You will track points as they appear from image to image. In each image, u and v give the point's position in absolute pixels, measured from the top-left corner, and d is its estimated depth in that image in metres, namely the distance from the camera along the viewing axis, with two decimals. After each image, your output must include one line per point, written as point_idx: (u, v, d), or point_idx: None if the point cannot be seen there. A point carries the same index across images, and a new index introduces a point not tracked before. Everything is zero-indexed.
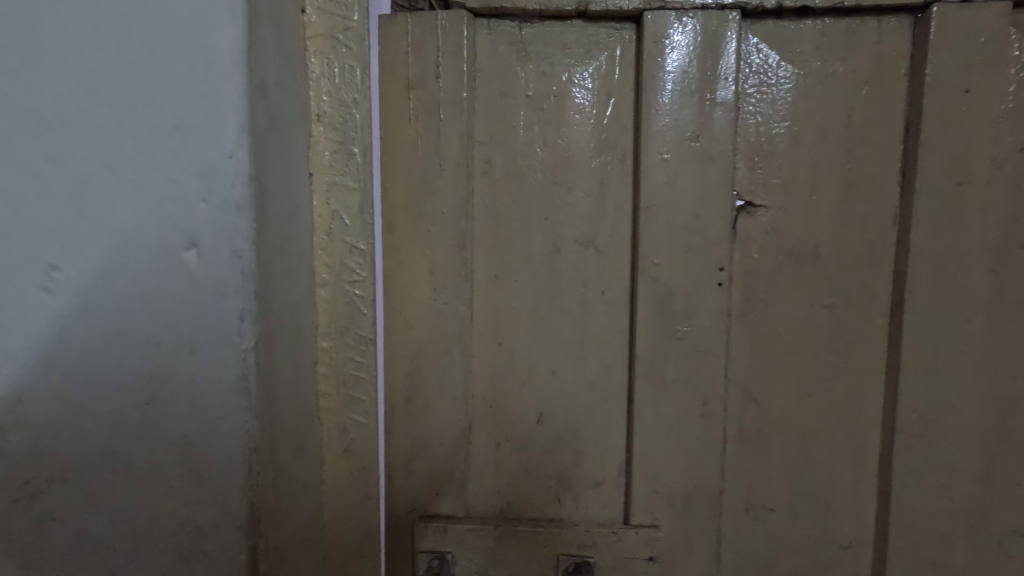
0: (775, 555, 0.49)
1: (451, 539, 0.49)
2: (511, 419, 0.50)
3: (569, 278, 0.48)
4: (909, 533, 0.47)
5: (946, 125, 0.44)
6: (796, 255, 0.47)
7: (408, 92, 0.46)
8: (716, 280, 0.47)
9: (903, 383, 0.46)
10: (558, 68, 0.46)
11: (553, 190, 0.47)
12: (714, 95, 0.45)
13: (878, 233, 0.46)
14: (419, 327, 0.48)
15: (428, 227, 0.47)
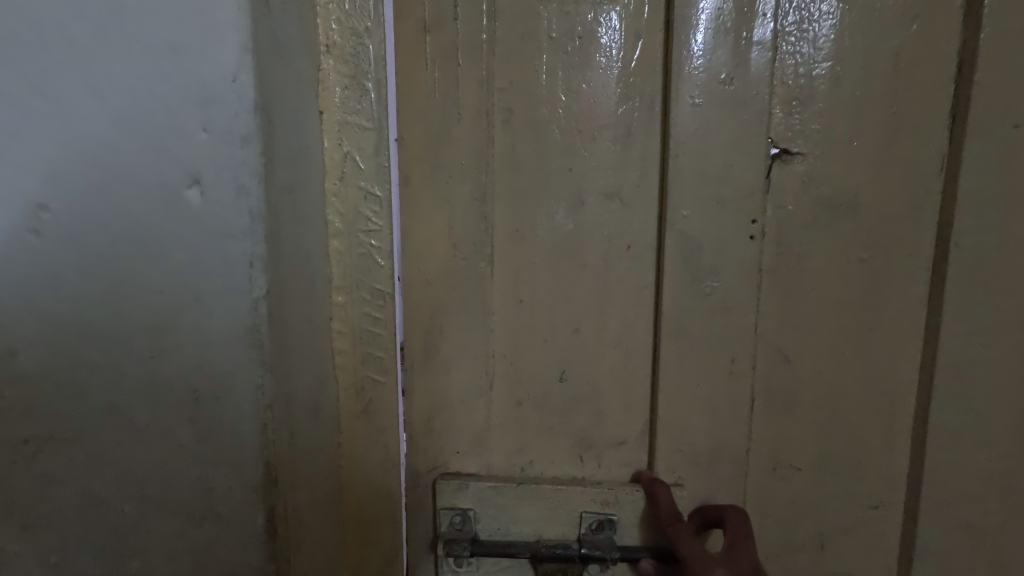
0: (802, 516, 0.48)
1: (472, 496, 0.48)
2: (533, 377, 0.49)
3: (593, 233, 0.46)
4: (941, 493, 0.46)
5: (1004, 62, 0.40)
6: (833, 206, 0.45)
7: (425, 37, 0.44)
8: (748, 234, 0.45)
9: (941, 339, 0.44)
10: (583, 7, 0.43)
11: (577, 139, 0.45)
12: (750, 34, 0.42)
13: (922, 182, 0.43)
14: (441, 283, 0.47)
15: (447, 178, 0.46)
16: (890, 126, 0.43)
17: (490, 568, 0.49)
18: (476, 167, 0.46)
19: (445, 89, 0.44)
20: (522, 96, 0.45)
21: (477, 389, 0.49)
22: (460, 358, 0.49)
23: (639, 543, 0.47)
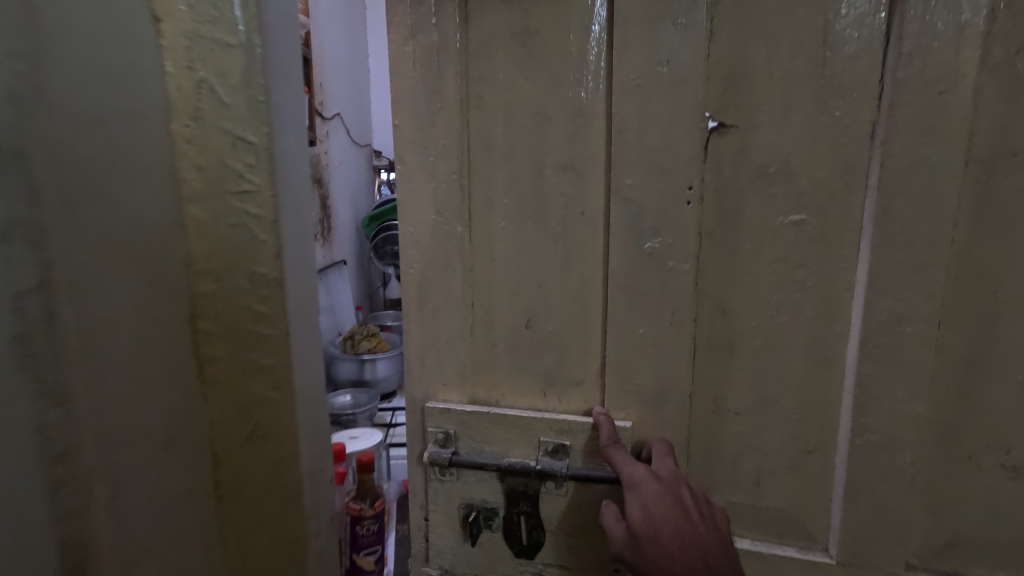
0: (739, 455, 0.54)
1: (452, 419, 0.59)
2: (504, 324, 0.58)
3: (552, 200, 0.54)
4: (872, 441, 0.49)
5: (928, 31, 0.43)
6: (766, 173, 0.49)
7: (410, 39, 0.54)
8: (686, 199, 0.50)
9: (871, 296, 0.47)
10: (539, 6, 0.51)
11: (536, 120, 0.53)
12: (682, 18, 0.47)
13: (852, 147, 0.46)
14: (424, 243, 0.57)
15: (432, 156, 0.56)
16: (819, 97, 0.46)
17: (467, 481, 0.59)
18: (454, 146, 0.55)
19: (427, 82, 0.54)
20: (490, 85, 0.53)
21: (456, 332, 0.59)
22: (440, 308, 0.58)
23: (587, 466, 0.56)
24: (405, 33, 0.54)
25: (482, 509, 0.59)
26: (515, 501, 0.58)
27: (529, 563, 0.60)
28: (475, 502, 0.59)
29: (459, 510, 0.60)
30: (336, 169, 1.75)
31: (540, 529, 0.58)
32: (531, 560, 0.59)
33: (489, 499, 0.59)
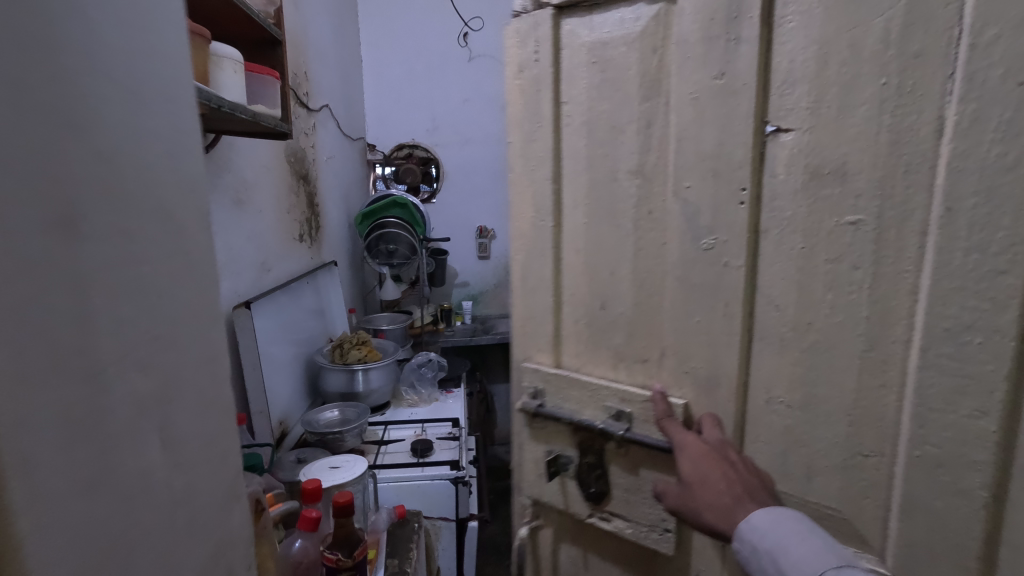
0: (791, 449, 0.55)
1: (541, 378, 0.73)
2: (584, 303, 0.69)
3: (622, 201, 0.63)
4: (929, 454, 0.46)
5: (1006, 16, 0.39)
6: (818, 173, 0.50)
7: (518, 75, 0.68)
8: (739, 200, 0.54)
9: (931, 302, 0.45)
10: (616, 38, 0.60)
11: (612, 134, 0.62)
12: (736, 34, 0.51)
13: (915, 144, 0.45)
14: (524, 236, 0.72)
15: (533, 167, 0.69)
16: (879, 95, 0.46)
17: (550, 430, 0.73)
18: (549, 157, 0.67)
19: (530, 108, 0.68)
20: (576, 107, 0.65)
21: (547, 309, 0.72)
22: (535, 288, 0.73)
23: (643, 434, 0.64)
24: (515, 71, 0.68)
25: (560, 455, 0.72)
26: (584, 453, 0.70)
27: (594, 509, 0.71)
28: (554, 449, 0.73)
29: (543, 453, 0.74)
30: (324, 164, 2.01)
31: (605, 479, 0.69)
32: (596, 506, 0.70)
33: (565, 448, 0.72)
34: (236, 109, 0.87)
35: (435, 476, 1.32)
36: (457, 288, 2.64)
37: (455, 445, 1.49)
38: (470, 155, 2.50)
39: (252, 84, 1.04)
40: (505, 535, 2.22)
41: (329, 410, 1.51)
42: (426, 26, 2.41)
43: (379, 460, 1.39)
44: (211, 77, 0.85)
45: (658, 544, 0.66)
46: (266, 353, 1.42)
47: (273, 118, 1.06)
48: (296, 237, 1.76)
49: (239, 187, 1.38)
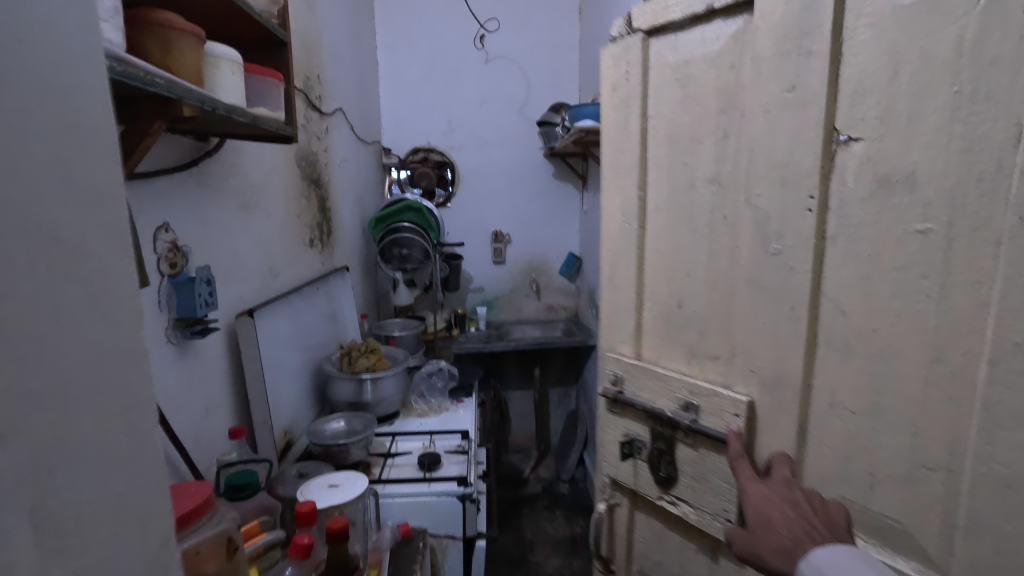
0: (852, 454, 0.55)
1: (620, 366, 0.80)
2: (660, 300, 0.75)
3: (700, 204, 0.68)
4: (997, 473, 0.44)
5: None
6: (889, 181, 0.50)
7: (612, 92, 0.77)
8: (807, 206, 0.56)
9: (1002, 313, 0.43)
10: (698, 55, 0.66)
11: (690, 143, 0.68)
12: (808, 48, 0.54)
13: (990, 150, 0.43)
14: (613, 237, 0.81)
15: (622, 174, 0.77)
16: (951, 103, 0.45)
17: (628, 416, 0.80)
18: (634, 166, 0.75)
19: (621, 119, 0.76)
20: (660, 119, 0.71)
21: (630, 304, 0.80)
22: (619, 284, 0.81)
23: (709, 425, 0.68)
24: (608, 88, 0.78)
25: (635, 439, 0.79)
26: (655, 438, 0.75)
27: (661, 492, 0.76)
28: (629, 432, 0.79)
29: (620, 436, 0.81)
30: (336, 168, 1.99)
31: (672, 465, 0.74)
32: (664, 490, 0.76)
33: (639, 433, 0.78)
34: (233, 112, 0.78)
35: (441, 493, 1.30)
36: (472, 293, 2.64)
37: (463, 460, 1.48)
38: (486, 160, 2.51)
39: (253, 86, 0.97)
40: (517, 545, 2.20)
41: (335, 421, 1.46)
42: (442, 30, 2.43)
43: (385, 475, 1.39)
44: (206, 78, 0.77)
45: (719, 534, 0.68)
46: (272, 359, 1.37)
47: (278, 121, 1.01)
48: (304, 243, 1.72)
49: (246, 190, 1.33)
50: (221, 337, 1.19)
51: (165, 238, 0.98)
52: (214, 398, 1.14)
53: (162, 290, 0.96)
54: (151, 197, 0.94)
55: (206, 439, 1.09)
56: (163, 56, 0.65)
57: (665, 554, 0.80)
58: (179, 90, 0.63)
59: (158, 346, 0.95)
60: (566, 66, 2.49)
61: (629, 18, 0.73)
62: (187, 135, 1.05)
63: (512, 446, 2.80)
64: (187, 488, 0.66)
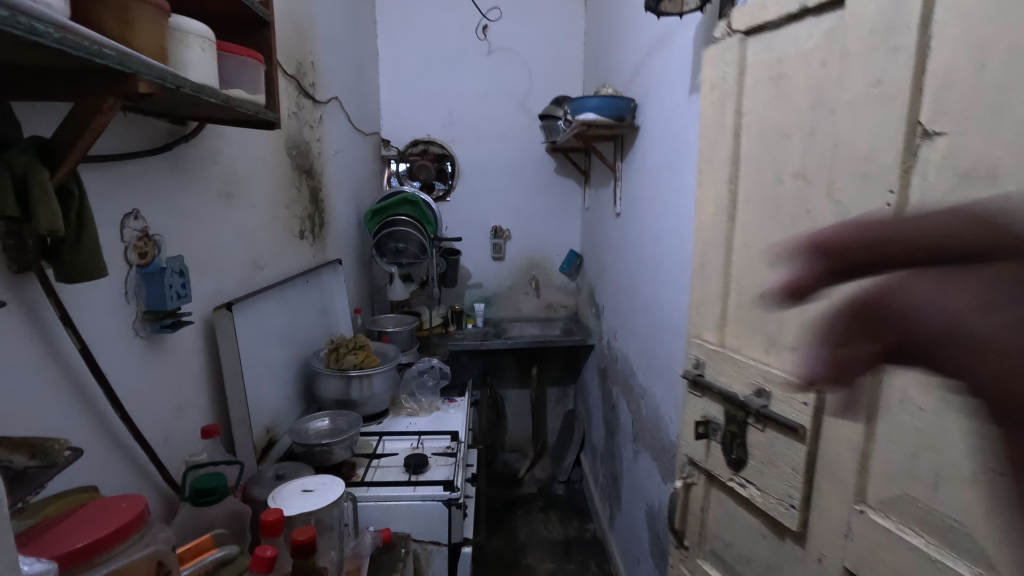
0: (920, 451, 0.49)
1: (700, 352, 0.84)
2: (746, 287, 0.74)
3: (790, 198, 0.67)
4: None
5: None
6: (970, 175, 0.47)
7: (712, 92, 0.83)
8: (885, 200, 0.54)
9: None
10: (789, 54, 0.68)
11: (780, 140, 0.69)
12: (893, 44, 0.53)
13: None
14: (705, 230, 0.84)
15: (714, 169, 0.82)
16: None
17: (708, 400, 0.81)
18: (728, 161, 0.79)
19: (719, 116, 0.81)
20: (756, 116, 0.73)
21: (716, 293, 0.81)
22: (709, 274, 0.83)
23: (780, 412, 0.65)
24: (710, 88, 0.83)
25: (711, 422, 0.80)
26: (728, 421, 0.76)
27: (732, 473, 0.76)
28: (707, 415, 0.81)
29: (698, 418, 0.84)
30: (330, 159, 1.92)
31: (744, 448, 0.74)
32: (734, 470, 0.76)
33: (716, 416, 0.79)
34: (202, 92, 0.74)
35: (426, 497, 1.24)
36: (470, 289, 2.60)
37: (450, 463, 1.41)
38: (486, 153, 2.48)
39: (227, 65, 0.89)
40: (510, 546, 2.17)
41: (320, 419, 1.41)
42: (444, 21, 2.39)
43: (369, 477, 1.33)
44: (171, 54, 0.72)
45: (783, 518, 0.66)
46: (253, 353, 1.29)
47: (255, 105, 0.94)
48: (294, 234, 1.65)
49: (228, 178, 1.26)
50: (196, 330, 1.11)
51: (134, 226, 0.91)
52: (186, 395, 1.06)
53: (130, 280, 0.90)
54: (119, 182, 0.88)
55: (176, 437, 1.02)
56: (122, 30, 0.59)
57: (733, 533, 0.78)
58: (133, 63, 0.57)
59: (122, 339, 0.88)
60: (570, 60, 2.46)
61: (732, 21, 0.78)
62: (161, 117, 0.98)
63: (508, 445, 2.77)
64: (110, 506, 0.61)
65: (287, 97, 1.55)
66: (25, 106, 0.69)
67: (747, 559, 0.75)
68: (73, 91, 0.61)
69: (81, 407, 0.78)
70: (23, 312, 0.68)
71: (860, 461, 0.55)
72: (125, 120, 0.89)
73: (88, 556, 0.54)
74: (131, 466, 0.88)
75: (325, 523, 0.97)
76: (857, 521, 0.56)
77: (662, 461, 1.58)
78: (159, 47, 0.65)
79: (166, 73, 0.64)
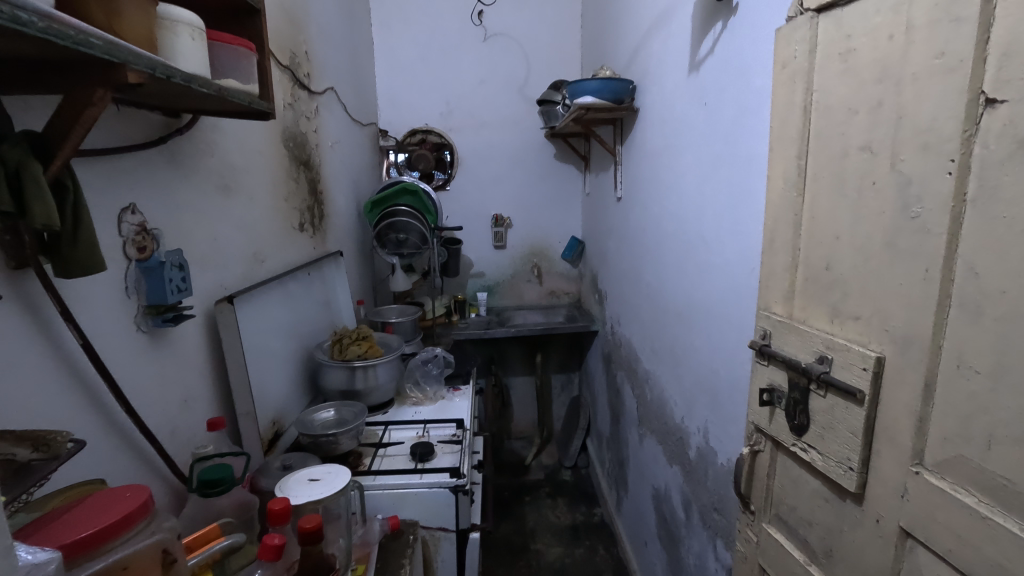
0: (974, 413, 0.50)
1: (767, 324, 0.80)
2: (813, 261, 0.70)
3: (854, 172, 0.62)
4: None
5: None
6: None
7: (782, 70, 0.73)
8: (946, 170, 0.51)
9: None
10: (853, 30, 0.61)
11: (847, 116, 0.62)
12: (956, 14, 0.48)
13: None
14: (775, 206, 0.77)
15: (774, 148, 0.76)
16: None
17: (773, 367, 0.78)
18: (796, 140, 0.71)
19: (785, 96, 0.73)
20: (824, 93, 0.66)
21: (785, 267, 0.76)
22: (777, 249, 0.77)
23: (842, 379, 0.65)
24: (780, 66, 0.74)
25: (776, 388, 0.78)
26: (791, 387, 0.74)
27: (795, 438, 0.74)
28: (772, 381, 0.79)
29: (763, 385, 0.81)
30: (327, 151, 1.87)
31: (806, 414, 0.72)
32: (798, 436, 0.74)
33: (780, 382, 0.77)
34: (194, 82, 0.71)
35: (433, 483, 1.23)
36: (472, 278, 2.62)
37: (456, 450, 1.40)
38: (485, 142, 2.47)
39: (219, 55, 0.85)
40: (519, 532, 2.19)
41: (325, 410, 1.39)
42: (437, 7, 2.36)
43: (375, 465, 1.31)
44: (161, 44, 0.69)
45: (842, 481, 0.66)
46: (256, 348, 1.26)
47: (248, 96, 0.90)
48: (295, 227, 1.61)
49: (226, 171, 1.21)
50: (198, 323, 1.07)
51: (131, 220, 0.88)
52: (192, 389, 1.04)
53: (130, 275, 0.87)
54: (115, 175, 0.85)
55: (184, 430, 1.00)
56: (108, 19, 0.58)
57: (798, 499, 0.76)
58: (120, 53, 0.55)
59: (124, 334, 0.86)
60: (567, 45, 2.45)
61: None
62: (155, 109, 0.94)
63: (514, 433, 2.80)
64: (114, 495, 0.57)
65: (282, 88, 1.50)
66: (14, 99, 0.66)
67: (809, 523, 0.74)
68: (62, 83, 0.58)
69: (86, 407, 0.75)
70: (22, 307, 0.66)
71: (917, 425, 0.56)
72: (118, 112, 0.85)
73: (93, 546, 0.52)
74: (136, 459, 0.85)
75: (332, 512, 0.95)
76: (913, 483, 0.56)
77: (669, 444, 1.59)
78: (146, 37, 0.63)
79: (156, 63, 0.61)
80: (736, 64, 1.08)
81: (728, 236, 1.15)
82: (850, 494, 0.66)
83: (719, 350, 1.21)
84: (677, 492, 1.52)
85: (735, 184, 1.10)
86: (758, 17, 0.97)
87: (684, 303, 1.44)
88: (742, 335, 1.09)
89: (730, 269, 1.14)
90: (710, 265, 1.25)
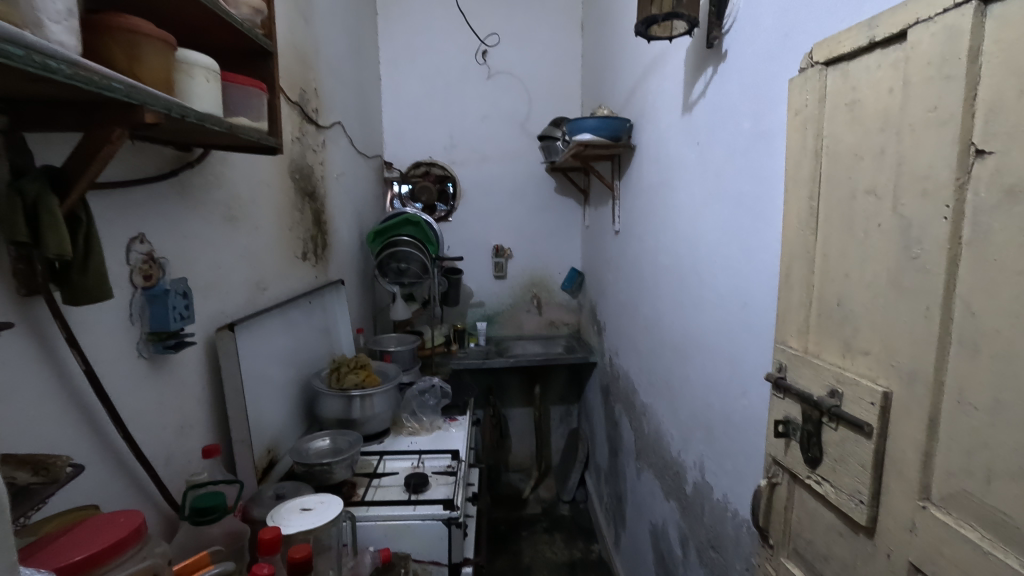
0: (975, 448, 0.51)
1: (783, 360, 0.81)
2: (827, 296, 0.72)
3: (863, 212, 0.65)
4: None
5: None
6: (1015, 192, 0.47)
7: (795, 117, 0.77)
8: (942, 216, 0.54)
9: None
10: (859, 82, 0.64)
11: (855, 161, 0.66)
12: (947, 72, 0.52)
13: None
14: (789, 243, 0.80)
15: (789, 186, 0.79)
16: None
17: (788, 400, 0.80)
18: (808, 181, 0.75)
19: (798, 140, 0.77)
20: (833, 139, 0.69)
21: (799, 302, 0.78)
22: (793, 283, 0.79)
23: (851, 412, 0.66)
24: (792, 113, 0.78)
25: (791, 420, 0.79)
26: (804, 420, 0.75)
27: (810, 471, 0.75)
28: (787, 414, 0.80)
29: (779, 417, 0.82)
30: (332, 181, 1.91)
31: (819, 447, 0.73)
32: (812, 468, 0.75)
33: (794, 414, 0.78)
34: (207, 121, 0.73)
35: (426, 516, 1.21)
36: (473, 307, 2.65)
37: (450, 482, 1.37)
38: (487, 174, 2.54)
39: (230, 94, 0.88)
40: (514, 568, 2.14)
41: (320, 438, 1.38)
42: (442, 46, 2.46)
43: (369, 496, 1.29)
44: (177, 86, 0.72)
45: (854, 514, 0.67)
46: (254, 374, 1.26)
47: (258, 132, 0.92)
48: (298, 255, 1.62)
49: (232, 201, 1.23)
50: (198, 349, 1.07)
51: (139, 249, 0.90)
52: (190, 414, 1.03)
53: (134, 302, 0.88)
54: (126, 207, 0.87)
55: (178, 457, 0.98)
56: (131, 63, 0.61)
57: (814, 532, 0.76)
58: (140, 95, 0.57)
59: (128, 358, 0.86)
60: (568, 83, 2.54)
61: (811, 53, 0.74)
62: (167, 144, 0.96)
63: (512, 465, 2.76)
64: (107, 520, 0.56)
65: (291, 122, 1.54)
66: (37, 136, 0.68)
67: (825, 557, 0.74)
68: (83, 123, 0.60)
69: (85, 434, 0.75)
70: (30, 334, 0.66)
71: (923, 460, 0.57)
72: (133, 147, 0.88)
73: (84, 571, 0.50)
74: (131, 487, 0.83)
75: (323, 542, 0.93)
76: (920, 518, 0.57)
77: (666, 479, 1.58)
78: (166, 80, 0.66)
79: (173, 104, 0.64)
80: (727, 107, 1.13)
81: (720, 270, 1.17)
82: (862, 528, 0.66)
83: (712, 382, 1.22)
84: (674, 528, 1.50)
85: (727, 219, 1.13)
86: (744, 63, 1.03)
87: (679, 333, 1.45)
88: (735, 368, 1.10)
89: (722, 302, 1.16)
90: (704, 297, 1.27)
